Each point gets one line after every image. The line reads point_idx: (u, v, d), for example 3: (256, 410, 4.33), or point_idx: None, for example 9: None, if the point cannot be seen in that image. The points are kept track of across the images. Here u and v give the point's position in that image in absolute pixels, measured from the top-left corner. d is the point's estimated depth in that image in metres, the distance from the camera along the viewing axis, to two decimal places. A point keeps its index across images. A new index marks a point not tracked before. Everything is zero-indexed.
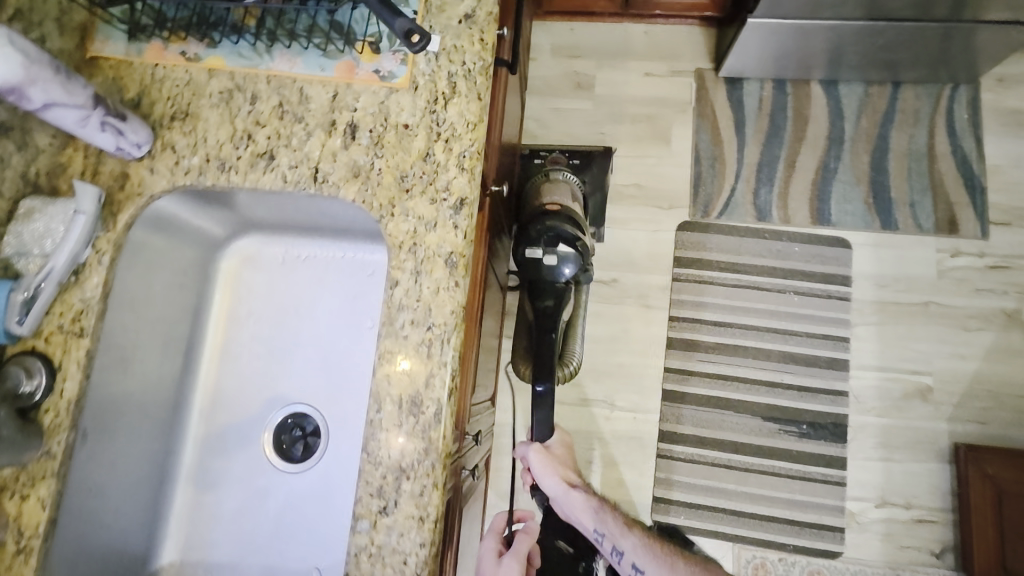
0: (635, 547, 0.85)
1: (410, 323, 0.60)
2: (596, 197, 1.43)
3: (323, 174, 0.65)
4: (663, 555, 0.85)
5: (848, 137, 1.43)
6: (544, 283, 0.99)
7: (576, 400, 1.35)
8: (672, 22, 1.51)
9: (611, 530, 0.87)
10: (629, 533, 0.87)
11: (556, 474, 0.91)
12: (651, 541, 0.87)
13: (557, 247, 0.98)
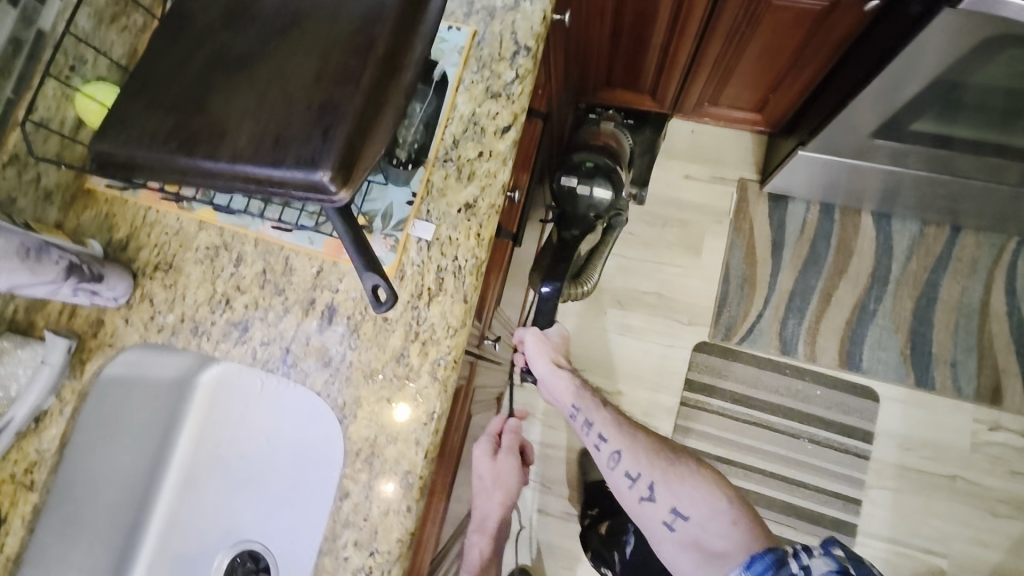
0: (603, 417, 0.75)
1: (353, 544, 0.57)
2: (644, 160, 1.32)
3: (293, 357, 0.62)
4: (634, 430, 0.74)
5: (894, 278, 1.32)
6: (574, 216, 0.92)
7: (560, 514, 1.31)
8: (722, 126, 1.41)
9: (584, 399, 0.77)
10: (602, 409, 0.76)
11: (545, 356, 0.81)
12: (623, 417, 0.76)
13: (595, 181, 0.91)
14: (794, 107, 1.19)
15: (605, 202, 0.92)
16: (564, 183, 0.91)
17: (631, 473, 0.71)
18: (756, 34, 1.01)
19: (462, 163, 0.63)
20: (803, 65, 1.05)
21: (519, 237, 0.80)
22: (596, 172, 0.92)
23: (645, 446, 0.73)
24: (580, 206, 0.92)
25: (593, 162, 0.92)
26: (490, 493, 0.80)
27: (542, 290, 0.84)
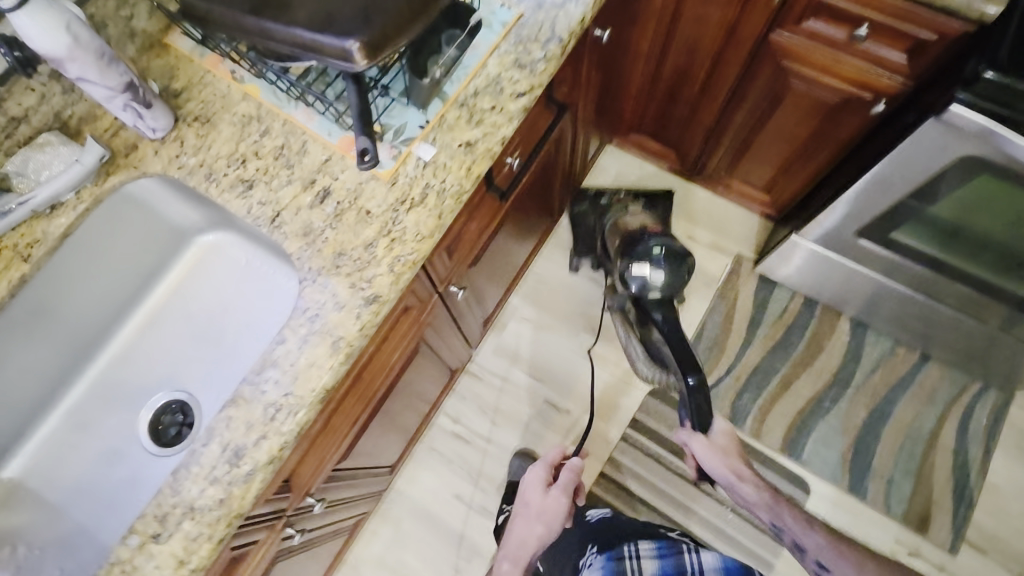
0: (825, 549, 0.93)
1: (273, 383, 0.63)
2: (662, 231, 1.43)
3: (280, 220, 0.70)
4: (851, 553, 0.92)
5: (855, 384, 1.36)
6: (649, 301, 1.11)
7: (476, 505, 1.34)
8: (734, 202, 1.50)
9: (793, 526, 0.97)
10: (812, 528, 0.97)
11: (720, 463, 1.01)
12: (837, 541, 0.94)
13: (649, 263, 1.11)
14: (797, 193, 1.28)
15: (675, 281, 1.11)
16: (637, 272, 1.11)
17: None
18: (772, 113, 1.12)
19: (474, 110, 0.73)
20: (809, 153, 1.15)
21: (504, 200, 0.87)
22: (665, 260, 1.12)
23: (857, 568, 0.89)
24: (656, 292, 1.10)
25: (659, 248, 1.13)
26: (534, 518, 1.10)
27: (690, 380, 1.02)
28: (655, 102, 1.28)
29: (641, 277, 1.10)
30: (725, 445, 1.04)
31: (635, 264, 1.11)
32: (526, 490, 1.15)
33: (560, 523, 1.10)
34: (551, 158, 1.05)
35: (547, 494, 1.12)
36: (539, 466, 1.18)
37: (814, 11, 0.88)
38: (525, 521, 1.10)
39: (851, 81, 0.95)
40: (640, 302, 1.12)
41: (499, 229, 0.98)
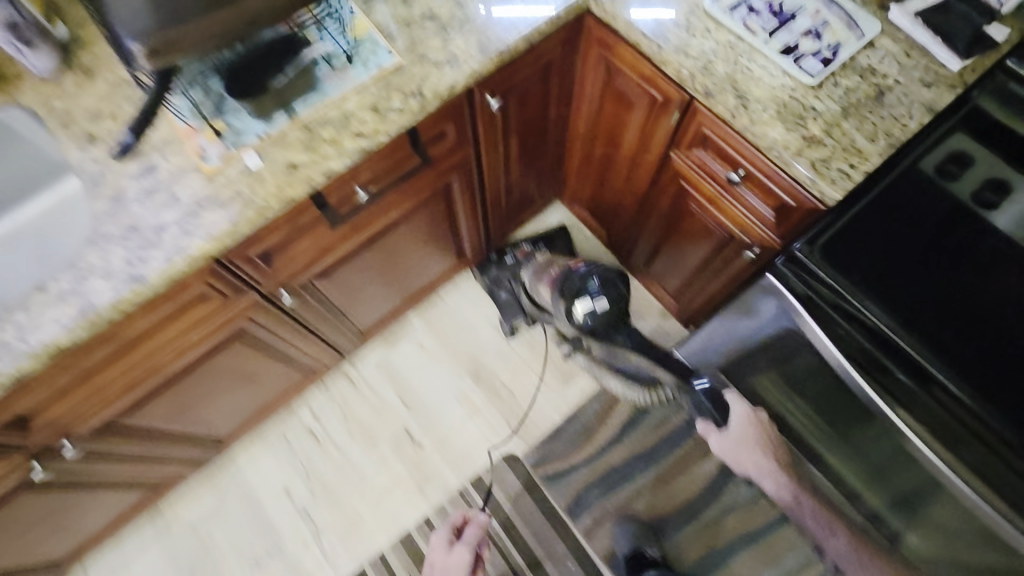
0: (848, 554, 0.84)
1: (14, 324, 0.67)
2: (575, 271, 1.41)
3: (100, 179, 0.74)
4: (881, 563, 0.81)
5: (701, 518, 1.33)
6: (608, 323, 1.12)
7: (299, 505, 1.35)
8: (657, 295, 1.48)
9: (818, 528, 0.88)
10: (837, 530, 0.85)
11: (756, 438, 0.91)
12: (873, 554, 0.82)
13: (581, 297, 1.11)
14: (699, 311, 1.26)
15: (616, 306, 1.11)
16: (586, 307, 1.09)
17: (841, 566, 0.89)
18: (678, 225, 1.11)
19: (314, 136, 0.76)
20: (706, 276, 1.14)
21: (333, 224, 0.87)
22: (601, 285, 1.12)
23: (845, 543, 0.84)
24: (606, 315, 1.11)
25: (592, 278, 1.13)
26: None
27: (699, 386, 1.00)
28: (590, 180, 1.29)
29: (594, 310, 1.09)
30: (747, 427, 0.92)
31: (574, 307, 1.10)
32: (429, 556, 1.16)
33: None
34: (441, 203, 1.08)
35: (450, 553, 1.13)
36: (444, 529, 1.18)
37: (702, 142, 0.89)
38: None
39: (733, 219, 0.94)
40: (597, 334, 1.13)
41: (362, 251, 1.02)
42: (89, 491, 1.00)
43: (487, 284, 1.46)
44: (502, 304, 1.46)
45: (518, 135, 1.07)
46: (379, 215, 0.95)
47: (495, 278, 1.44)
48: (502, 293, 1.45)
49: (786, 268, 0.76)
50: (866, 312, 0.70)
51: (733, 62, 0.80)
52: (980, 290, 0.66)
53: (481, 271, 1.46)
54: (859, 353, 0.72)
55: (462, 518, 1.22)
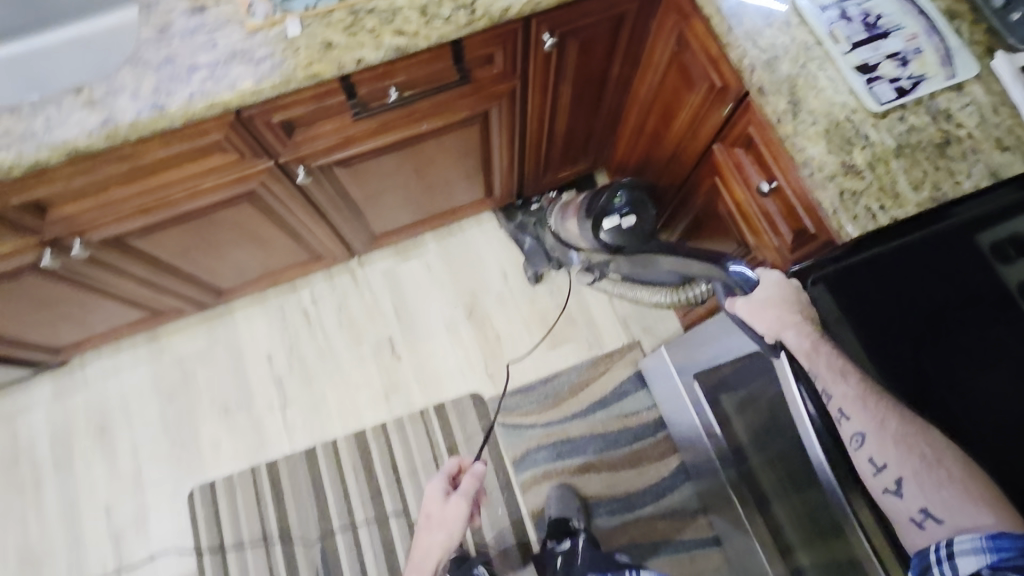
0: (855, 399, 0.57)
1: (43, 117, 0.73)
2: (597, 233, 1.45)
3: (154, 7, 0.77)
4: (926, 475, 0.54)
5: (636, 513, 1.34)
6: (638, 237, 1.06)
7: (276, 372, 1.45)
8: None
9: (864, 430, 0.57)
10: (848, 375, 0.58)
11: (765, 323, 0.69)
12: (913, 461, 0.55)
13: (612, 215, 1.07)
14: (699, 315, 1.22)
15: (644, 220, 1.07)
16: (614, 224, 1.06)
17: (876, 461, 0.57)
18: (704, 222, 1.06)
19: (356, 21, 0.77)
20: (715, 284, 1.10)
21: (355, 115, 0.88)
22: (629, 203, 1.08)
23: (899, 432, 0.55)
24: (635, 231, 1.06)
25: (618, 195, 1.08)
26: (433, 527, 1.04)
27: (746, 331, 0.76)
28: (637, 154, 1.25)
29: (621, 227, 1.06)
30: (770, 293, 0.69)
31: (603, 223, 1.07)
32: (424, 504, 1.09)
33: (462, 529, 1.04)
34: (477, 131, 1.07)
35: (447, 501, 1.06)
36: (439, 477, 1.11)
37: (745, 141, 0.84)
38: (427, 531, 1.05)
39: (754, 232, 0.90)
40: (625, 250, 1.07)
41: (386, 155, 1.03)
42: (94, 295, 1.09)
43: (512, 229, 1.53)
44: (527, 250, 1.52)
45: (572, 80, 1.03)
46: (407, 123, 0.96)
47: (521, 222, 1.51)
48: (529, 238, 1.52)
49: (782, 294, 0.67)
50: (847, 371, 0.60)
51: (800, 64, 0.74)
52: (1000, 381, 0.55)
53: (506, 216, 1.54)
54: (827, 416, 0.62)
55: (457, 464, 1.12)
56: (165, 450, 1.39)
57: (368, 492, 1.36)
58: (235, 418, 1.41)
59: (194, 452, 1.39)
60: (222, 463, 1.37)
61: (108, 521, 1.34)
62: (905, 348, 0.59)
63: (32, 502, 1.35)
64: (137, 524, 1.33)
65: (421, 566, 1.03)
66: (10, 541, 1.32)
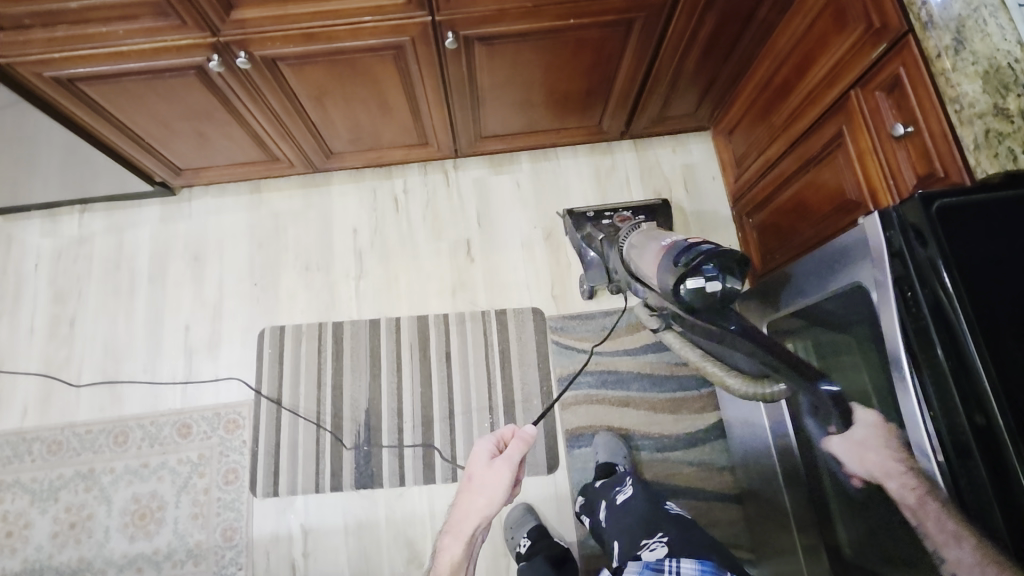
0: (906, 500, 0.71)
1: None
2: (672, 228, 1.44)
3: None
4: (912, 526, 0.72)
5: (664, 455, 1.37)
6: (716, 312, 0.87)
7: (358, 245, 1.53)
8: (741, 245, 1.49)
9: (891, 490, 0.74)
10: (962, 542, 0.64)
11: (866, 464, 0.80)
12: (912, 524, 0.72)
13: (702, 281, 0.84)
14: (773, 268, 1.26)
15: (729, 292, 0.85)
16: (696, 286, 0.84)
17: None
18: (811, 173, 1.08)
19: None
20: (807, 240, 1.12)
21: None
22: (721, 266, 0.85)
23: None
24: (714, 299, 0.85)
25: (716, 258, 0.85)
26: (478, 491, 0.92)
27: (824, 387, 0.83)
28: (755, 108, 1.27)
29: (702, 289, 0.84)
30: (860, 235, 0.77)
31: (684, 283, 0.84)
32: (468, 464, 0.98)
33: (503, 498, 0.92)
34: (614, 43, 1.12)
35: (490, 463, 0.95)
36: (486, 438, 0.99)
37: (891, 85, 0.85)
38: (469, 491, 0.93)
39: (870, 181, 0.92)
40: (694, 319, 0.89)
41: (526, 44, 1.09)
42: (233, 119, 1.20)
43: (578, 239, 1.41)
44: (587, 263, 1.38)
45: (723, 10, 1.05)
46: (558, 13, 1.02)
47: (588, 232, 1.39)
48: (592, 251, 1.36)
49: (902, 235, 0.71)
50: (958, 304, 0.66)
51: (972, 8, 0.74)
52: None
53: (575, 225, 1.44)
54: (927, 353, 0.68)
55: (510, 431, 1.00)
56: (246, 290, 1.49)
57: (419, 371, 1.42)
58: (313, 276, 1.50)
59: (271, 297, 1.49)
60: (294, 312, 1.47)
61: (185, 338, 1.46)
62: (1011, 287, 0.66)
63: (124, 305, 1.48)
64: (210, 347, 1.45)
65: (457, 530, 0.89)
66: (99, 334, 1.46)
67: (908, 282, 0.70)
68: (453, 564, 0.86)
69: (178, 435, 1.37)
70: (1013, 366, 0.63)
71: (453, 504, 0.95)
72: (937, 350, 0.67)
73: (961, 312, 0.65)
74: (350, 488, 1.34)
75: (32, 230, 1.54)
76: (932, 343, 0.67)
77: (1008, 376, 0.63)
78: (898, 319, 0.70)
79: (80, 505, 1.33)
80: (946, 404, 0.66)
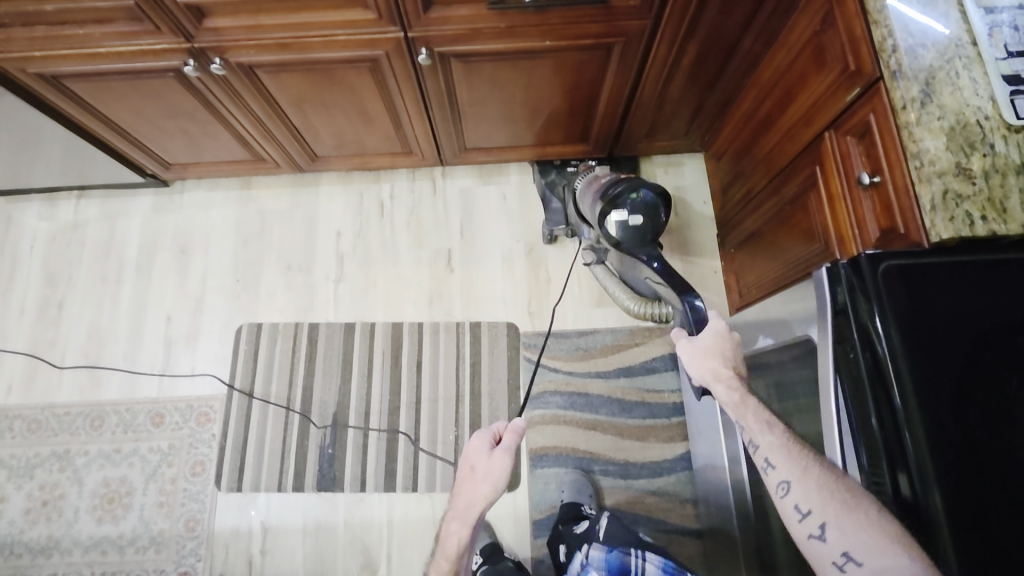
0: (778, 445, 0.73)
1: None
2: None
3: None
4: (800, 458, 0.71)
5: (627, 481, 1.35)
6: (638, 243, 1.07)
7: (341, 247, 1.54)
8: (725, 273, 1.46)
9: (749, 425, 0.77)
10: (786, 446, 0.73)
11: (705, 366, 0.84)
12: (791, 445, 0.73)
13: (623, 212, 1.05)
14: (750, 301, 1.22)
15: (650, 223, 1.07)
16: (621, 220, 1.05)
17: (801, 509, 0.68)
18: (788, 209, 1.05)
19: None
20: (779, 279, 1.09)
21: (492, 6, 0.94)
22: (644, 204, 1.06)
23: (820, 479, 0.67)
24: (638, 232, 1.06)
25: (637, 193, 1.05)
26: (478, 481, 0.94)
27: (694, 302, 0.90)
28: (741, 138, 1.24)
29: (627, 225, 1.05)
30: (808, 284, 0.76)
31: (608, 215, 1.06)
32: (466, 455, 0.98)
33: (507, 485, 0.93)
34: (595, 65, 1.09)
35: (491, 453, 0.95)
36: (484, 428, 1.00)
37: (862, 131, 0.81)
38: (471, 484, 0.95)
39: (838, 227, 0.89)
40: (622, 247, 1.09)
41: (503, 63, 1.07)
42: (214, 120, 1.21)
43: (541, 185, 1.50)
44: (550, 210, 1.46)
45: (703, 39, 1.02)
46: (535, 35, 1.00)
47: (552, 179, 1.48)
48: (554, 198, 1.46)
49: (849, 294, 0.68)
50: (895, 372, 0.64)
51: (946, 59, 0.71)
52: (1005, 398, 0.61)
53: (541, 171, 1.51)
54: (862, 420, 0.66)
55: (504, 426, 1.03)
56: (228, 285, 1.52)
57: (389, 378, 1.43)
58: (294, 275, 1.52)
59: (252, 293, 1.51)
60: (273, 310, 1.49)
61: (166, 329, 1.49)
62: (952, 357, 0.63)
63: (110, 292, 1.52)
64: (189, 339, 1.48)
65: (462, 516, 0.94)
66: (85, 319, 1.50)
67: (849, 343, 0.68)
68: (461, 544, 0.93)
69: (151, 423, 1.40)
70: (944, 437, 0.61)
71: (454, 492, 0.98)
72: (871, 417, 0.65)
73: (898, 379, 0.63)
74: (312, 489, 1.35)
75: (30, 213, 1.58)
76: (867, 409, 0.65)
77: (939, 450, 0.61)
78: (836, 380, 0.68)
79: (53, 484, 1.37)
80: (875, 473, 0.65)
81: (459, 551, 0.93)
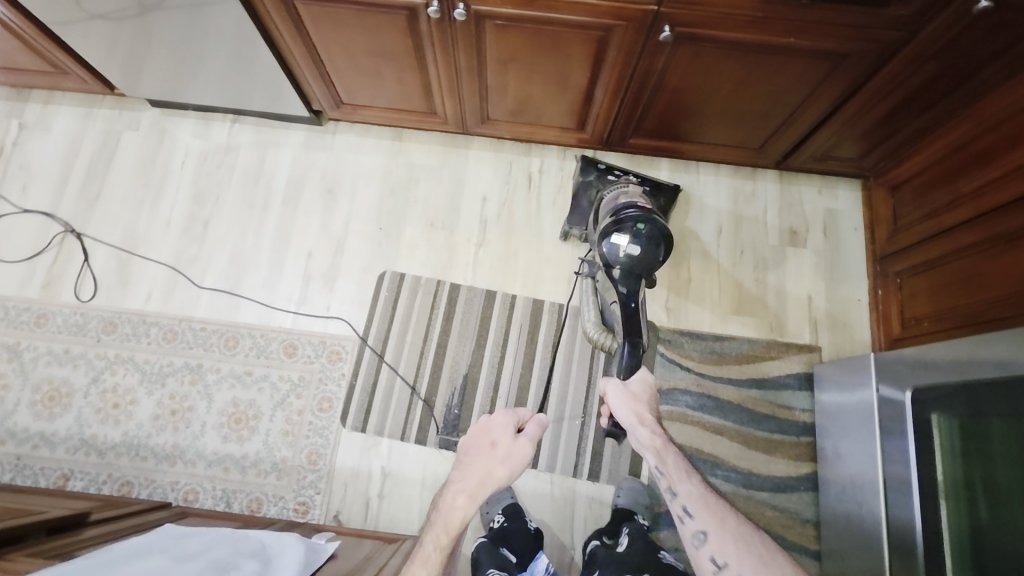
0: (696, 497, 0.95)
1: None
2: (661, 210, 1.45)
3: None
4: (717, 508, 0.94)
5: (748, 493, 1.34)
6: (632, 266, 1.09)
7: (486, 214, 1.54)
8: (872, 304, 1.44)
9: (671, 471, 0.97)
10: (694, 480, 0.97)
11: (625, 412, 1.02)
12: (705, 493, 0.96)
13: (625, 241, 1.09)
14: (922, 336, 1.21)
15: (647, 259, 1.08)
16: (619, 243, 1.09)
17: (717, 560, 0.87)
18: (1000, 246, 1.03)
19: None
20: (969, 315, 1.07)
21: None
22: (647, 236, 1.08)
23: (736, 533, 0.90)
24: (631, 258, 1.09)
25: (644, 224, 1.09)
26: (496, 459, 0.98)
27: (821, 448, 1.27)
28: (932, 170, 1.23)
29: (624, 250, 1.08)
30: None
31: (613, 234, 1.09)
32: (484, 431, 1.03)
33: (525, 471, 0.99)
34: (815, 74, 1.09)
35: (517, 440, 1.00)
36: (505, 413, 1.04)
37: None
38: (488, 458, 0.99)
39: None
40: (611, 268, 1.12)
41: (731, 56, 1.07)
42: (416, 66, 1.22)
43: (578, 184, 1.47)
44: (575, 208, 1.47)
45: (950, 61, 1.02)
46: (782, 30, 1.00)
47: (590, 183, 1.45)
48: (584, 199, 1.47)
49: None
50: None
51: None
52: None
53: (582, 171, 1.47)
54: None
55: (528, 414, 1.06)
56: (371, 232, 1.53)
57: (523, 350, 1.43)
58: (437, 234, 1.53)
59: (395, 245, 1.52)
60: (414, 264, 1.50)
61: (306, 264, 1.50)
62: None
63: (256, 220, 1.53)
64: (327, 278, 1.49)
65: (470, 491, 0.95)
66: (227, 241, 1.52)
67: None
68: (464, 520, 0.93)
69: (284, 353, 1.42)
70: None
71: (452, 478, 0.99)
72: None
73: None
74: (434, 446, 1.36)
75: (185, 129, 1.61)
76: None
77: None
78: None
79: (182, 396, 1.39)
80: None
81: (459, 526, 0.93)
